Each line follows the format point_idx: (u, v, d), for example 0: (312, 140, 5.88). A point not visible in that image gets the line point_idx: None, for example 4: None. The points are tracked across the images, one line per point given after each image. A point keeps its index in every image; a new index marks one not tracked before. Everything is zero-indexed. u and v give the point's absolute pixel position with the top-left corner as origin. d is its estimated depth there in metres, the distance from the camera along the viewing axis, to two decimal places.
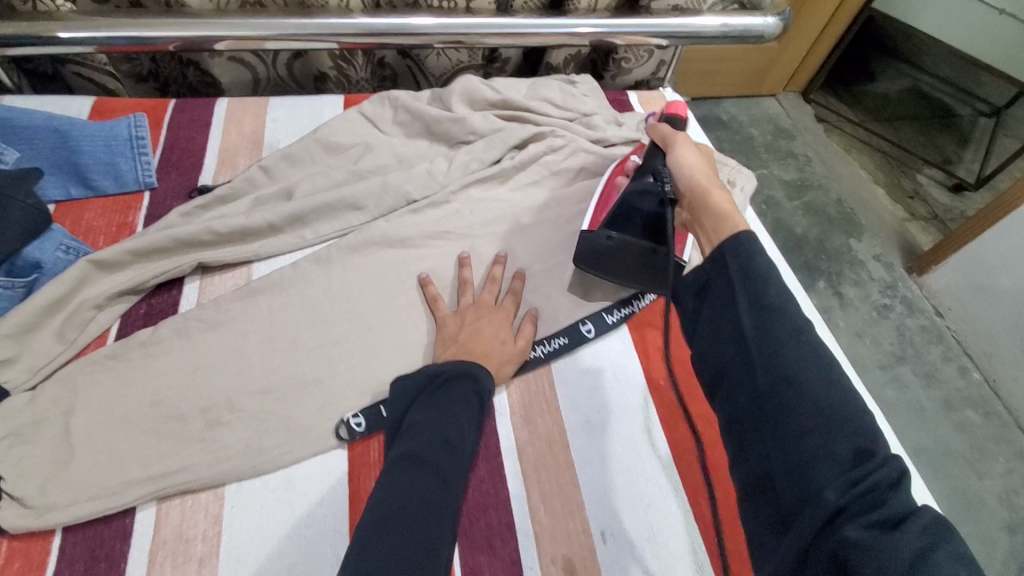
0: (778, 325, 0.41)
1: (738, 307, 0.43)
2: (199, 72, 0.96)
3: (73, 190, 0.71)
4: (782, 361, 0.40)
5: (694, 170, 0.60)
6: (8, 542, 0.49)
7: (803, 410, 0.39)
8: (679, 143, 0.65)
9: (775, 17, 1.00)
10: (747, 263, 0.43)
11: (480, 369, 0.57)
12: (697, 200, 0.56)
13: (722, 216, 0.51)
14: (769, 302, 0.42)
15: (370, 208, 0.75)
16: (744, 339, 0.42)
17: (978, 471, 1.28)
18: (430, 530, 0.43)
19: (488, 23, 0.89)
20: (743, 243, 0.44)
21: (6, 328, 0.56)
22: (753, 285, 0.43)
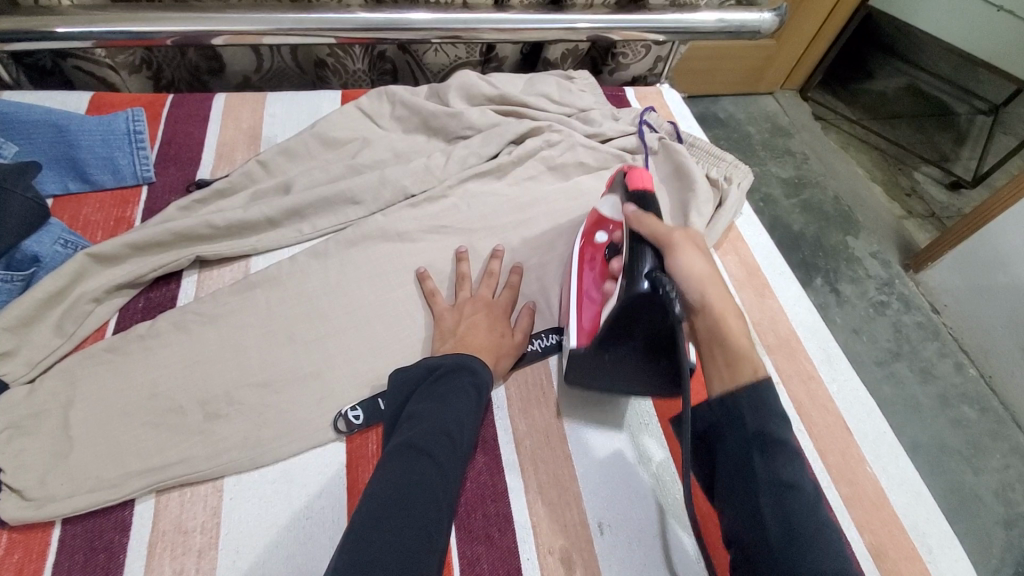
0: (796, 502, 0.42)
1: (754, 471, 0.43)
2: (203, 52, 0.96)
3: (71, 184, 0.71)
4: (799, 537, 0.40)
5: (701, 292, 0.53)
6: (7, 533, 0.49)
7: (795, 538, 0.40)
8: (679, 245, 0.55)
9: (772, 12, 1.00)
10: (760, 426, 0.45)
11: (479, 362, 0.57)
12: (711, 334, 0.52)
13: (735, 352, 0.50)
14: (784, 478, 0.42)
15: (368, 203, 0.75)
16: (757, 508, 0.43)
17: (974, 466, 1.29)
18: (427, 518, 0.44)
19: (486, 18, 0.89)
20: (759, 398, 0.46)
21: (5, 321, 0.56)
22: (769, 451, 0.44)
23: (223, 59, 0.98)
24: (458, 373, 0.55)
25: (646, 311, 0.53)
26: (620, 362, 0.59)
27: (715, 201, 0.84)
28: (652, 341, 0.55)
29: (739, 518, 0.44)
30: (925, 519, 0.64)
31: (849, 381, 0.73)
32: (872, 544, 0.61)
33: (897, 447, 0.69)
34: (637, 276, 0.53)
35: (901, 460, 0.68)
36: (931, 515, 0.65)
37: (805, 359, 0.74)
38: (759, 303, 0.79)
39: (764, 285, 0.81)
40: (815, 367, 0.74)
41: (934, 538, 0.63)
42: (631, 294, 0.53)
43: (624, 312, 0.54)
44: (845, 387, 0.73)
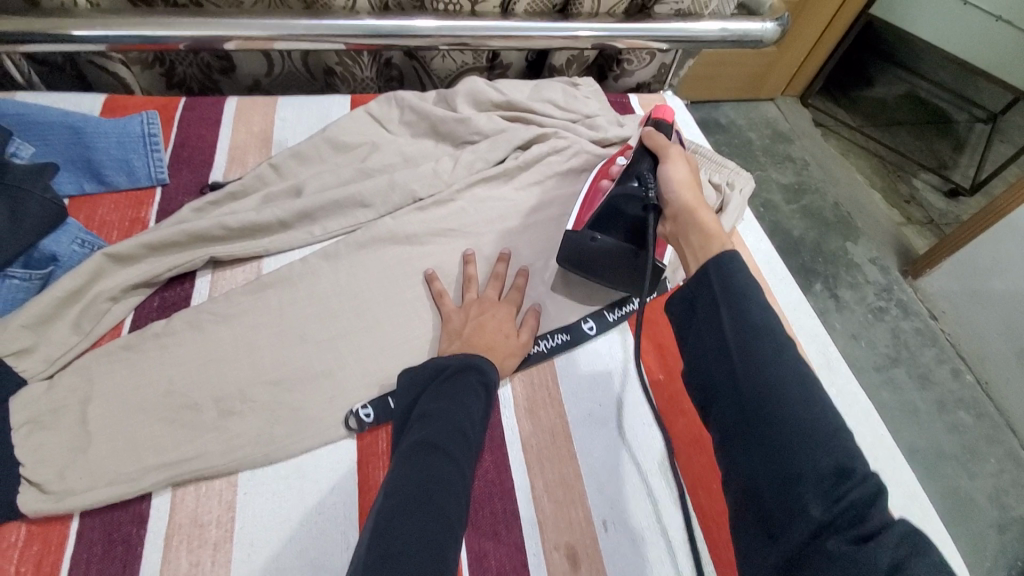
0: (766, 342, 0.41)
1: (722, 320, 0.43)
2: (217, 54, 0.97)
3: (87, 185, 0.73)
4: (769, 377, 0.40)
5: (682, 188, 0.61)
6: (27, 526, 0.51)
7: (789, 428, 0.38)
8: (673, 156, 0.66)
9: (774, 22, 1.02)
10: (729, 283, 0.44)
11: (485, 362, 0.59)
12: (685, 218, 0.57)
13: (705, 233, 0.53)
14: (755, 320, 0.42)
15: (378, 206, 0.76)
16: (730, 359, 0.42)
17: (970, 471, 1.30)
18: (448, 511, 0.45)
19: (493, 25, 0.90)
20: (726, 260, 0.45)
21: (25, 318, 0.57)
22: (737, 303, 0.43)
23: (234, 61, 0.99)
24: (467, 373, 0.57)
25: (628, 203, 0.67)
26: (608, 248, 0.69)
27: (717, 205, 0.86)
28: (634, 228, 0.66)
29: (716, 390, 0.43)
30: (921, 520, 0.66)
31: (848, 386, 0.75)
32: None
33: (894, 449, 0.71)
34: (631, 177, 0.69)
35: (898, 461, 0.70)
36: (927, 515, 0.66)
37: (805, 362, 0.76)
38: None
39: (765, 290, 0.82)
40: (814, 370, 0.75)
41: (929, 538, 0.65)
42: (622, 188, 0.68)
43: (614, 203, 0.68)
44: (844, 392, 0.74)
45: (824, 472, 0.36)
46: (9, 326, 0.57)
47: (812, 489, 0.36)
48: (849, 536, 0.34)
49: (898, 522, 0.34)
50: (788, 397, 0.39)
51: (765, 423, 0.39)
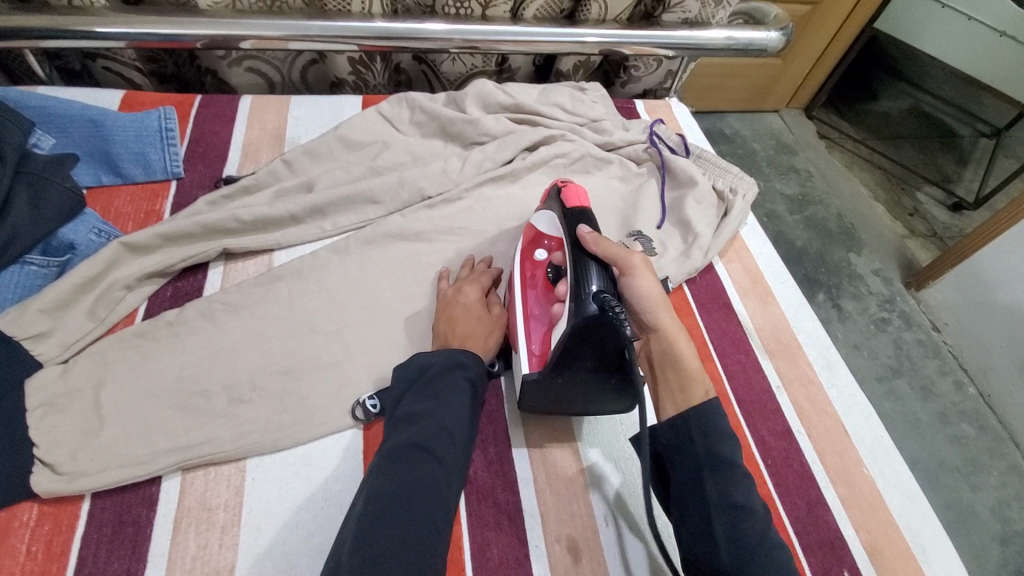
0: (749, 522, 0.50)
1: (706, 489, 0.51)
2: (216, 80, 1.01)
3: (104, 177, 0.75)
4: (752, 556, 0.48)
5: (654, 310, 0.59)
6: (38, 505, 0.52)
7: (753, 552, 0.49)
8: (631, 267, 0.58)
9: (778, 32, 1.04)
10: (713, 453, 0.52)
11: (468, 356, 0.59)
12: (666, 355, 0.59)
13: (690, 379, 0.57)
14: (736, 499, 0.51)
15: (387, 203, 0.78)
16: (715, 530, 0.50)
17: (971, 483, 1.30)
18: (430, 512, 0.47)
19: (503, 30, 0.92)
20: (707, 416, 0.54)
21: (43, 304, 0.59)
22: (721, 475, 0.52)
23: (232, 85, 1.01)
24: (452, 370, 0.57)
25: (597, 332, 0.54)
26: (578, 380, 0.57)
27: (722, 211, 0.87)
28: (605, 362, 0.56)
29: (703, 545, 0.50)
30: (921, 522, 0.66)
31: (849, 387, 0.75)
32: (868, 542, 0.63)
33: (893, 450, 0.71)
34: (587, 300, 0.54)
35: (897, 463, 0.70)
36: (925, 516, 0.67)
37: (805, 364, 0.76)
38: (762, 310, 0.81)
39: (767, 294, 0.83)
40: (815, 372, 0.76)
41: (928, 538, 0.65)
42: (582, 316, 0.53)
43: (576, 335, 0.54)
44: (845, 393, 0.75)
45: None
46: (27, 311, 0.58)
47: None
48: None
49: None
50: (765, 569, 0.48)
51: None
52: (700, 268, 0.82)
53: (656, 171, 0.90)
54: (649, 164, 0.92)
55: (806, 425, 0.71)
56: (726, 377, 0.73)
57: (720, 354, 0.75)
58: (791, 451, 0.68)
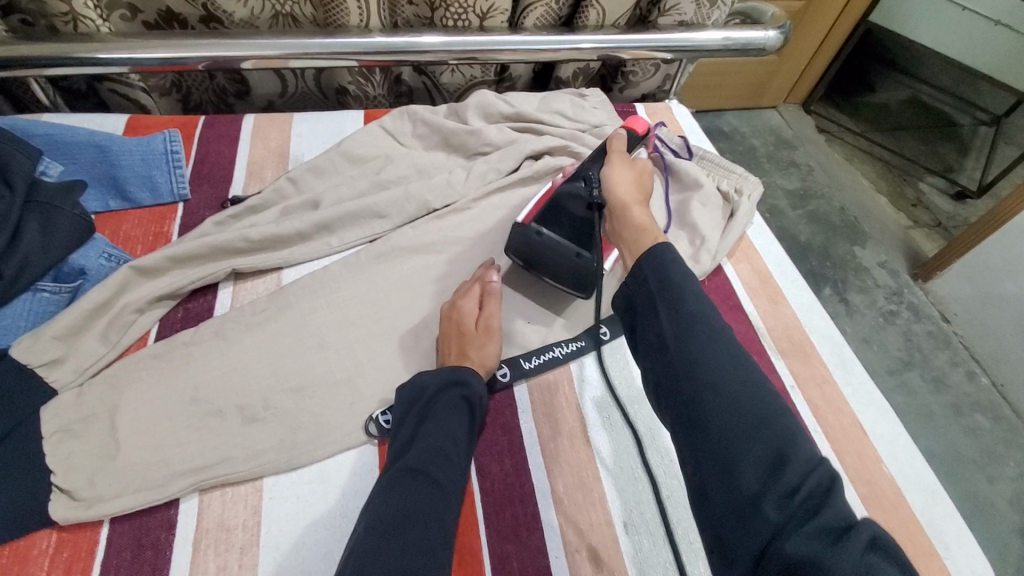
0: (697, 331, 0.45)
1: (663, 326, 0.47)
2: (229, 73, 0.99)
3: (112, 202, 0.75)
4: (707, 379, 0.43)
5: (621, 188, 0.64)
6: (57, 533, 0.52)
7: (723, 412, 0.42)
8: (617, 160, 0.69)
9: (776, 30, 1.05)
10: (663, 280, 0.49)
11: (469, 373, 0.59)
12: (621, 221, 0.60)
13: (644, 232, 0.57)
14: (686, 316, 0.46)
15: (393, 216, 0.78)
16: (674, 366, 0.45)
17: (989, 474, 1.29)
18: (430, 536, 0.46)
19: (501, 40, 0.93)
20: (658, 257, 0.50)
21: (56, 331, 0.59)
22: (671, 299, 0.47)
23: (250, 84, 1.02)
24: (448, 388, 0.57)
25: (574, 201, 0.70)
26: (553, 241, 0.68)
27: (728, 213, 0.88)
28: (577, 229, 0.69)
29: (658, 374, 0.47)
30: (945, 517, 0.66)
31: (864, 384, 0.75)
32: None
33: (912, 447, 0.70)
34: (577, 177, 0.71)
35: (916, 459, 0.69)
36: (948, 514, 0.66)
37: (818, 362, 0.76)
38: (772, 309, 0.81)
39: (774, 293, 0.83)
40: (828, 370, 0.76)
41: (951, 534, 0.64)
42: (568, 187, 0.71)
43: (561, 198, 0.71)
44: (860, 391, 0.74)
45: (762, 464, 0.39)
46: (40, 338, 0.58)
47: (762, 482, 0.39)
48: (804, 534, 0.36)
49: (858, 521, 0.35)
50: (729, 394, 0.42)
51: (700, 407, 0.43)
52: (708, 272, 0.82)
53: (660, 173, 0.90)
54: (652, 168, 0.91)
55: (823, 424, 0.70)
56: None
57: None
58: None
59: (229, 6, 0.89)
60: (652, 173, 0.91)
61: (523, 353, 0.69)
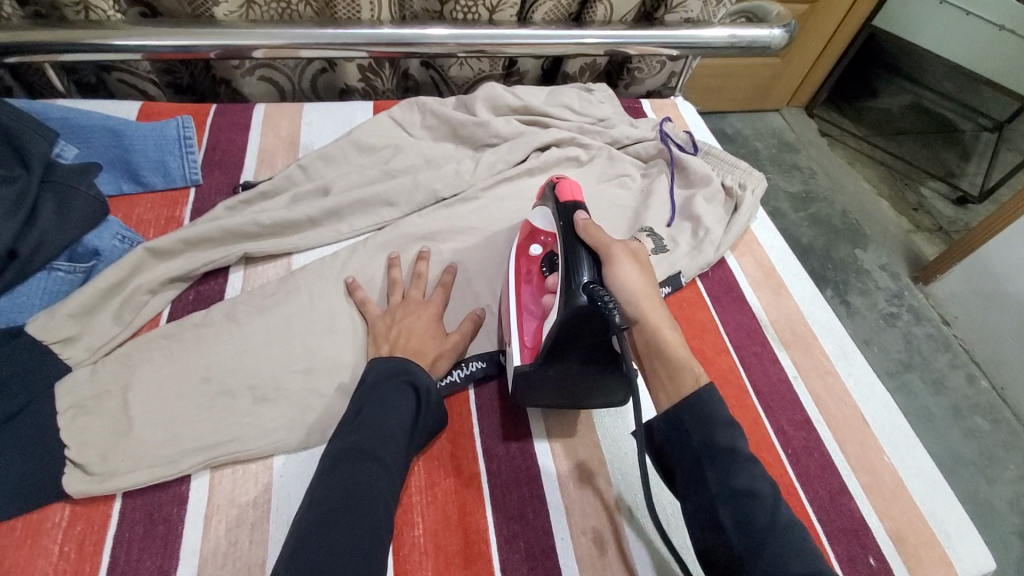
0: (748, 493, 0.47)
1: (707, 479, 0.48)
2: (230, 89, 1.03)
3: (125, 185, 0.76)
4: (768, 545, 0.44)
5: (636, 302, 0.58)
6: (70, 506, 0.52)
7: (776, 573, 0.43)
8: (616, 260, 0.59)
9: (781, 28, 1.06)
10: (709, 440, 0.49)
11: (415, 365, 0.59)
12: (653, 347, 0.57)
13: (682, 368, 0.55)
14: (740, 487, 0.47)
15: (402, 205, 0.79)
16: (720, 525, 0.47)
17: (987, 476, 1.29)
18: (374, 518, 0.47)
19: (509, 33, 0.93)
20: (703, 408, 0.51)
21: (70, 308, 0.60)
22: (720, 462, 0.48)
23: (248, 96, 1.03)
24: (393, 375, 0.57)
25: (587, 325, 0.55)
26: (565, 375, 0.58)
27: (731, 207, 0.88)
28: (595, 357, 0.57)
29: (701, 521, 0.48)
30: (946, 507, 0.66)
31: (865, 374, 0.76)
32: (892, 529, 0.63)
33: (913, 438, 0.71)
34: (577, 292, 0.56)
35: (917, 450, 0.70)
36: (948, 503, 0.67)
37: (821, 354, 0.77)
38: (776, 302, 0.82)
39: (779, 287, 0.83)
40: (830, 361, 0.76)
41: (951, 524, 0.65)
42: (572, 308, 0.55)
43: (568, 326, 0.55)
44: (861, 381, 0.75)
45: None
46: (56, 315, 0.59)
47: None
48: None
49: None
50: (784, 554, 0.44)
51: (756, 564, 0.44)
52: (712, 264, 0.83)
53: (666, 167, 0.91)
54: (658, 162, 0.92)
55: (825, 415, 0.71)
56: (743, 368, 0.74)
57: (736, 345, 0.76)
58: (812, 440, 0.68)
59: (218, 11, 0.89)
60: (657, 167, 0.91)
61: None
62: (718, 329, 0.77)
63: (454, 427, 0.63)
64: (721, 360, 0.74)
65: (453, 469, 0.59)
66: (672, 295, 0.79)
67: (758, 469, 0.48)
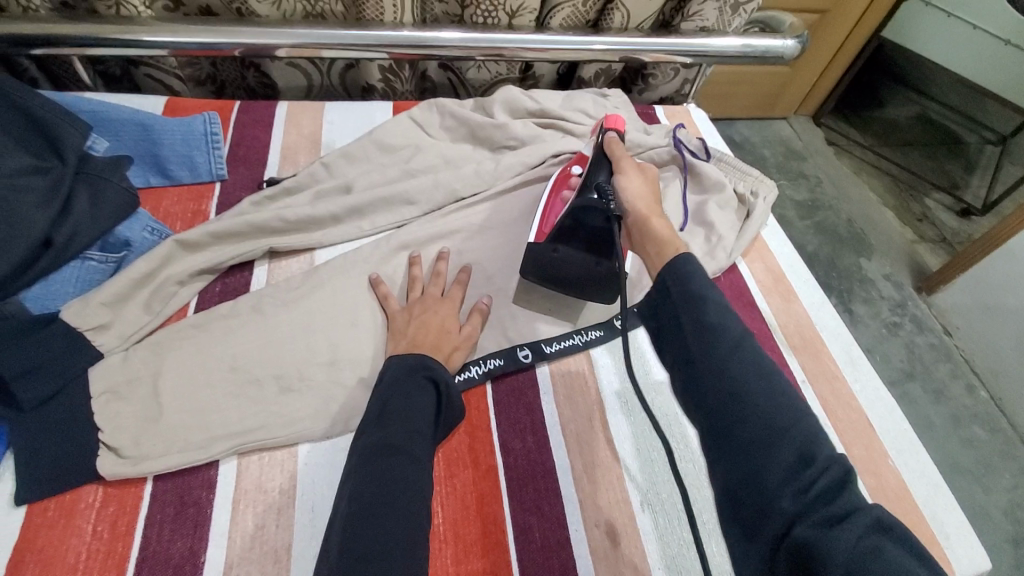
0: (719, 339, 0.44)
1: (682, 322, 0.46)
2: (258, 74, 1.03)
3: (153, 179, 0.78)
4: (739, 388, 0.41)
5: (635, 198, 0.65)
6: (103, 488, 0.54)
7: (751, 412, 0.40)
8: (626, 168, 0.69)
9: (794, 39, 1.08)
10: (684, 289, 0.47)
11: (433, 361, 0.60)
12: (640, 229, 0.60)
13: (666, 243, 0.56)
14: (709, 323, 0.44)
15: (422, 203, 0.81)
16: (692, 365, 0.44)
17: (985, 485, 1.31)
18: (410, 510, 0.48)
19: (528, 38, 0.95)
20: (679, 266, 0.48)
21: (104, 297, 0.62)
22: (693, 305, 0.46)
23: (277, 86, 1.06)
24: (415, 371, 0.58)
25: (589, 217, 0.67)
26: (571, 258, 0.69)
27: (743, 214, 0.90)
28: (595, 244, 0.68)
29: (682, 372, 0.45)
30: (947, 509, 0.68)
31: (871, 380, 0.78)
32: None
33: (917, 442, 0.73)
34: (589, 190, 0.69)
35: (921, 454, 0.72)
36: (949, 507, 0.68)
37: (829, 359, 0.79)
38: (785, 307, 0.83)
39: (788, 293, 0.85)
40: (837, 366, 0.78)
41: (952, 527, 0.67)
42: (582, 200, 0.68)
43: (577, 212, 0.68)
44: (867, 386, 0.77)
45: (789, 466, 0.38)
46: (90, 303, 0.61)
47: (786, 485, 0.38)
48: (816, 522, 0.35)
49: (867, 509, 0.36)
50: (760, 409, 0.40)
51: (731, 400, 0.41)
52: (723, 269, 0.84)
53: (679, 173, 0.93)
54: (671, 167, 0.94)
55: (832, 417, 0.73)
56: None
57: None
58: None
59: (258, 7, 0.93)
60: (670, 172, 0.93)
61: (544, 338, 0.72)
62: None
63: (470, 422, 0.64)
64: None
65: (471, 461, 0.61)
66: None
67: (736, 320, 0.45)
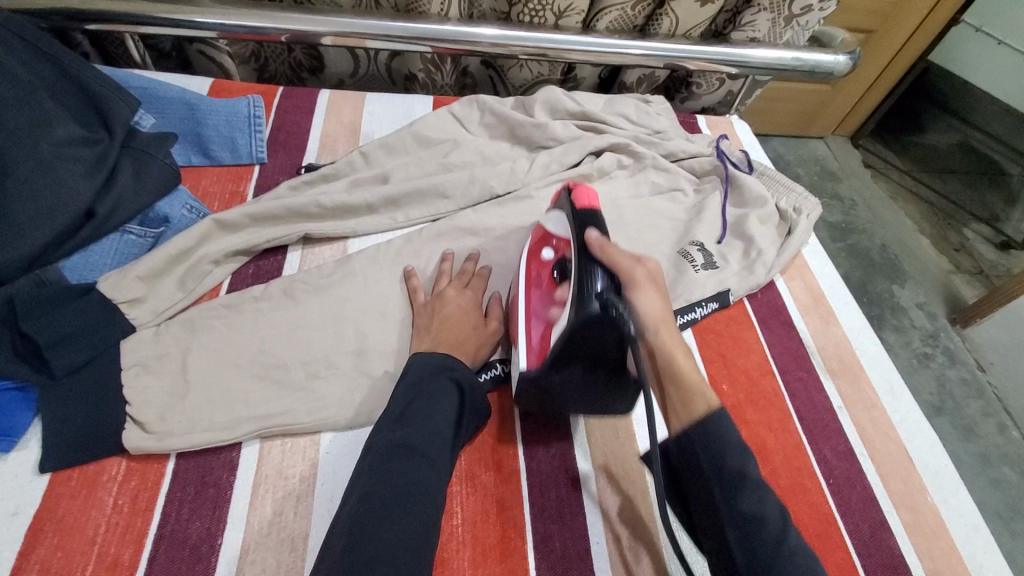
0: (748, 489, 0.43)
1: (703, 468, 0.45)
2: (307, 49, 1.03)
3: (194, 158, 0.79)
4: (761, 533, 0.42)
5: (656, 327, 0.51)
6: (126, 461, 0.54)
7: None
8: (634, 281, 0.52)
9: (846, 55, 1.05)
10: (718, 459, 0.44)
11: (458, 363, 0.59)
12: (665, 371, 0.50)
13: (698, 393, 0.48)
14: (732, 468, 0.44)
15: (457, 198, 0.80)
16: (715, 507, 0.44)
17: (1012, 530, 1.24)
18: (421, 514, 0.47)
19: (573, 39, 0.94)
20: (712, 429, 0.46)
21: (140, 271, 0.62)
22: (714, 449, 0.45)
23: (324, 59, 1.04)
24: (438, 372, 0.56)
25: (594, 333, 0.51)
26: (570, 381, 0.56)
27: (785, 230, 0.87)
28: (596, 366, 0.54)
29: (709, 525, 0.45)
30: (984, 553, 0.64)
31: (912, 412, 0.74)
32: (929, 569, 0.62)
33: (957, 480, 0.69)
34: (587, 299, 0.51)
35: (962, 493, 0.68)
36: (989, 550, 0.64)
37: (867, 386, 0.75)
38: (824, 329, 0.80)
39: (828, 315, 0.82)
40: (877, 395, 0.75)
41: (990, 569, 0.63)
42: (582, 316, 0.51)
43: (574, 334, 0.51)
44: (907, 417, 0.74)
45: None
46: (126, 276, 0.61)
47: None
48: None
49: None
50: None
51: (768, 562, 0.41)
52: (762, 285, 0.82)
53: (720, 184, 0.90)
54: (712, 178, 0.91)
55: (868, 447, 0.70)
56: (788, 394, 0.73)
57: (780, 369, 0.75)
58: (853, 473, 0.67)
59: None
60: (711, 183, 0.90)
61: None
62: (764, 350, 0.76)
63: (494, 425, 0.63)
64: (764, 382, 0.73)
65: (492, 462, 0.60)
66: (717, 311, 0.79)
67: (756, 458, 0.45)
